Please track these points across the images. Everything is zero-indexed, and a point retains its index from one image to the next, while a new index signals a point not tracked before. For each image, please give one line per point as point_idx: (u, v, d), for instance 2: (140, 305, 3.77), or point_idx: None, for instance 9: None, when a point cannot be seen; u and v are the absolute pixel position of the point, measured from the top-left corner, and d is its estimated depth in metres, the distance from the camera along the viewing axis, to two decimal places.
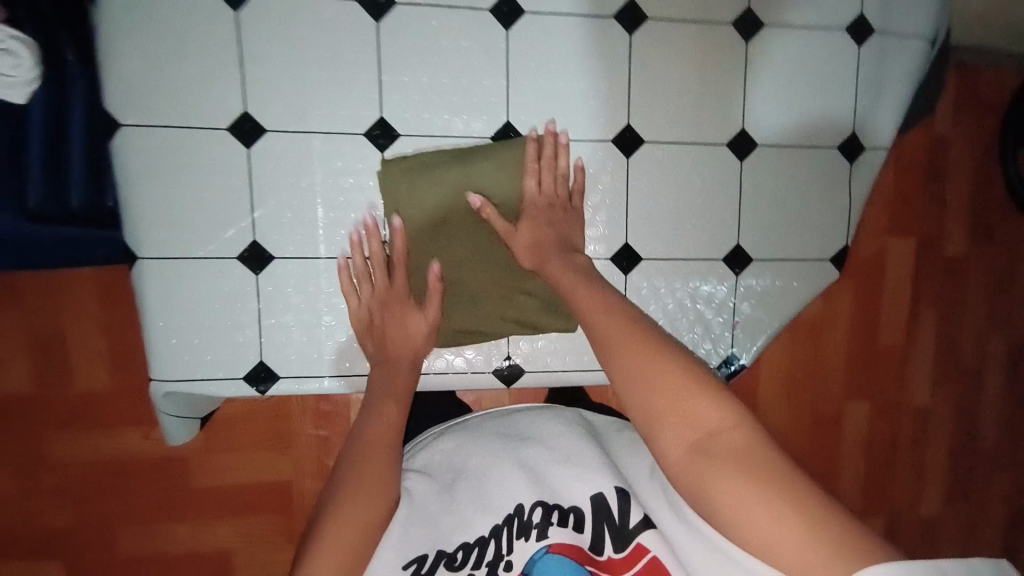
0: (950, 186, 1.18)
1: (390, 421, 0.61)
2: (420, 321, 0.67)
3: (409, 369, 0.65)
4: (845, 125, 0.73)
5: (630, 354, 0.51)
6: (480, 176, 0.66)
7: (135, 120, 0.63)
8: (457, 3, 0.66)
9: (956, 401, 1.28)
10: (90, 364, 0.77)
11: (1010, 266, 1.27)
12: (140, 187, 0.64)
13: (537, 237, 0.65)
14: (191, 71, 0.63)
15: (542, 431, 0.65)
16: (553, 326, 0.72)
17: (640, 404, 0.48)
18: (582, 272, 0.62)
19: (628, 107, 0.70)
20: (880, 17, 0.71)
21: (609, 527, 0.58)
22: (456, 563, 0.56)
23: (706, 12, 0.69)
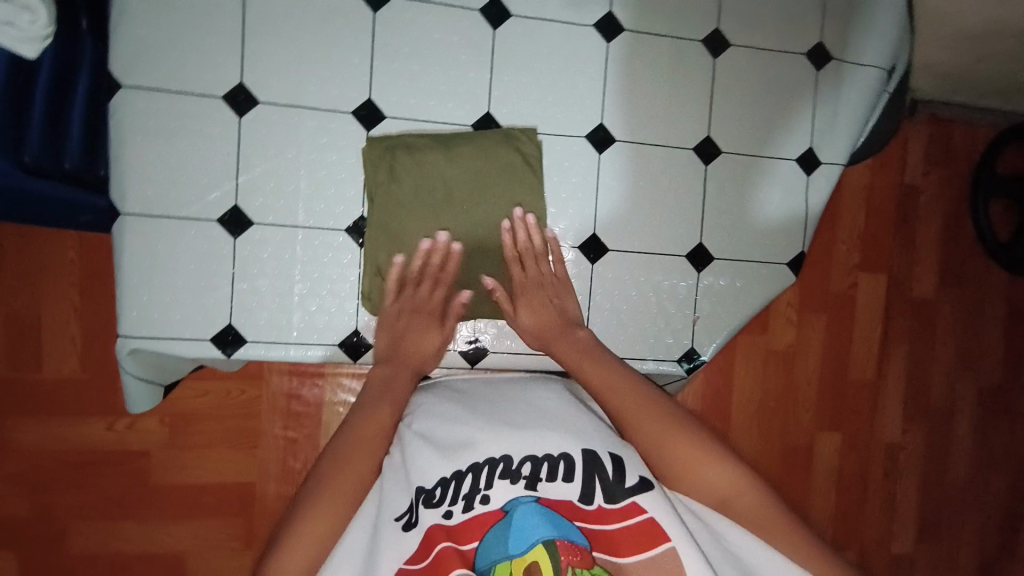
0: (919, 223, 1.24)
1: (381, 419, 0.65)
2: (436, 337, 0.70)
3: (411, 377, 0.69)
4: (802, 140, 0.78)
5: (654, 429, 0.63)
6: (463, 162, 0.71)
7: (136, 83, 0.67)
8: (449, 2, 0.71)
9: (925, 438, 1.30)
10: (62, 348, 0.86)
11: (980, 307, 1.31)
12: (131, 146, 0.67)
13: (541, 319, 0.69)
14: (193, 41, 0.67)
15: (535, 398, 0.68)
16: None
17: (670, 470, 0.63)
18: (590, 350, 0.68)
19: (603, 109, 0.75)
20: (837, 47, 0.78)
21: (600, 480, 0.60)
22: (434, 500, 0.59)
23: (681, 30, 0.75)
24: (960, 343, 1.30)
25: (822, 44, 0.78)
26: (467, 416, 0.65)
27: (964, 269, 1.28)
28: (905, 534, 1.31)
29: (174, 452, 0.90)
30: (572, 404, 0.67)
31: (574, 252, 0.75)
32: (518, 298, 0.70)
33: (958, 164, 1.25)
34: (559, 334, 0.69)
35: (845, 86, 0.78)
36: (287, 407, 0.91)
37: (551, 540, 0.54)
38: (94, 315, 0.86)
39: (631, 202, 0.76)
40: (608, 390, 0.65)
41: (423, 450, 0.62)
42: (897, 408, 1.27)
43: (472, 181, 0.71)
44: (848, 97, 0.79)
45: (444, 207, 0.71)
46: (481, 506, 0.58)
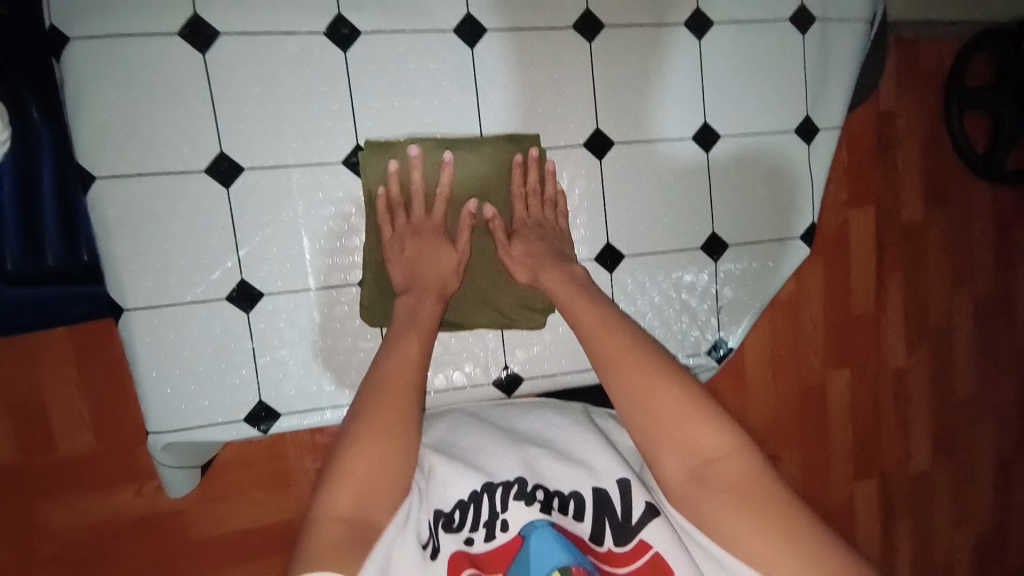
0: (902, 152, 1.25)
1: (411, 356, 0.60)
2: (452, 255, 0.66)
3: (435, 300, 0.64)
4: (797, 110, 0.77)
5: (631, 378, 0.57)
6: (463, 168, 0.68)
7: (110, 172, 0.63)
8: (422, 28, 0.68)
9: (932, 358, 1.35)
10: (73, 428, 0.78)
11: (970, 223, 1.34)
12: (120, 238, 0.64)
13: (529, 248, 0.68)
14: (164, 116, 0.64)
15: (543, 426, 0.69)
16: (527, 321, 0.74)
17: (642, 426, 0.57)
18: (576, 280, 0.66)
19: (596, 113, 0.72)
20: (819, 7, 0.76)
21: (609, 520, 0.60)
22: (454, 524, 0.60)
23: (661, 18, 0.72)
24: (954, 262, 1.33)
25: (803, 8, 0.76)
26: (483, 443, 0.65)
27: (951, 191, 1.30)
28: (925, 452, 1.37)
29: (207, 505, 0.83)
30: (587, 431, 0.68)
31: (591, 264, 0.74)
32: (513, 235, 0.69)
33: (935, 85, 1.25)
34: (551, 260, 0.67)
35: (831, 46, 0.77)
36: (315, 442, 0.83)
37: (566, 566, 0.53)
38: (101, 388, 0.78)
39: (639, 202, 0.75)
40: (593, 327, 0.61)
41: (443, 471, 0.62)
42: (902, 337, 1.31)
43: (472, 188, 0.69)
44: (836, 58, 0.77)
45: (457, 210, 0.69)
46: (501, 535, 0.59)
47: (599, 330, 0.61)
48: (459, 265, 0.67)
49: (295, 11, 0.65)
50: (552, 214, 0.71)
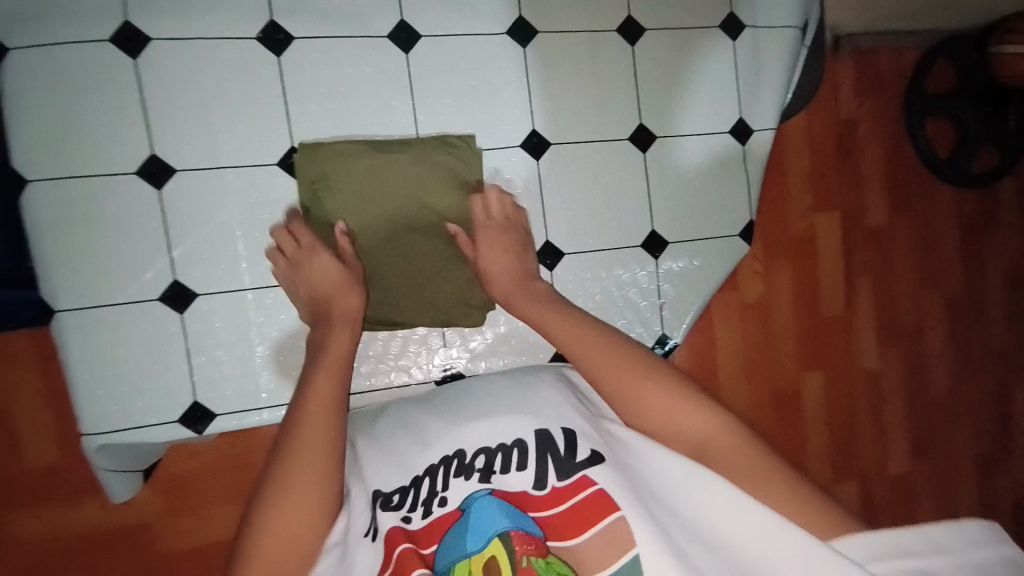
0: (866, 158, 1.26)
1: (327, 384, 0.58)
2: (340, 270, 0.64)
3: (346, 327, 0.62)
4: (731, 111, 0.79)
5: (615, 374, 0.58)
6: (391, 166, 0.68)
7: (44, 175, 0.63)
8: (355, 33, 0.69)
9: (904, 361, 1.36)
10: (36, 440, 0.74)
11: (936, 226, 1.36)
12: (52, 241, 0.64)
13: (495, 257, 0.67)
14: (96, 119, 0.64)
15: (484, 384, 0.62)
16: (467, 317, 0.74)
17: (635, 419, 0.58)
18: (543, 296, 0.66)
19: (532, 115, 0.74)
20: (749, 13, 0.78)
21: (552, 459, 0.53)
22: (392, 503, 0.53)
23: (593, 23, 0.74)
24: (921, 265, 1.34)
25: (733, 12, 0.78)
26: (423, 416, 0.59)
27: (914, 194, 1.32)
28: (901, 455, 1.37)
29: (168, 521, 0.79)
30: (532, 379, 0.61)
31: None
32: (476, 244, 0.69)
33: (892, 91, 1.27)
34: (501, 254, 0.68)
35: (763, 50, 0.79)
36: None
37: (507, 531, 0.48)
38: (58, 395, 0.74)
39: (577, 201, 0.76)
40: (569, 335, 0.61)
41: (375, 457, 0.57)
42: (874, 339, 1.31)
43: (408, 193, 0.69)
44: (767, 61, 0.79)
45: (391, 209, 0.69)
46: (438, 510, 0.52)
47: (570, 331, 0.62)
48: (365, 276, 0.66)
49: (227, 17, 0.66)
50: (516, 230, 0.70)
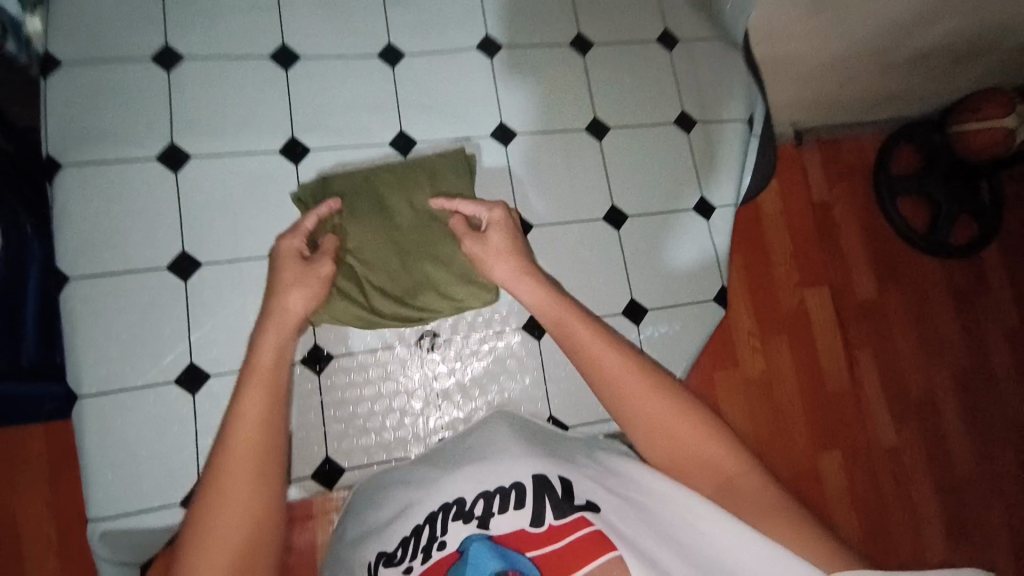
0: (843, 237, 1.36)
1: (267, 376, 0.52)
2: (303, 270, 0.62)
3: (286, 336, 0.56)
4: (692, 192, 0.89)
5: (635, 396, 0.55)
6: (380, 175, 0.77)
7: (83, 273, 0.72)
8: (361, 143, 0.81)
9: (921, 433, 1.34)
10: (37, 541, 0.75)
11: (924, 294, 1.41)
12: (84, 330, 0.71)
13: (506, 241, 0.67)
14: (136, 223, 0.74)
15: (490, 437, 0.65)
16: (480, 301, 0.76)
17: (654, 444, 0.56)
18: (527, 271, 0.65)
19: (515, 202, 0.83)
20: (698, 111, 0.91)
21: (551, 499, 0.52)
22: (395, 560, 0.53)
23: (564, 125, 0.87)
24: (916, 332, 1.38)
25: (685, 111, 0.91)
26: (427, 475, 0.62)
27: (897, 264, 1.39)
28: (936, 535, 1.30)
29: None
30: (533, 436, 0.64)
31: (519, 333, 0.81)
32: (487, 230, 0.68)
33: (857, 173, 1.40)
34: (502, 257, 0.66)
35: (714, 140, 0.91)
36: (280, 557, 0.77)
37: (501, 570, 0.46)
38: (67, 488, 0.76)
39: (560, 275, 0.82)
40: (582, 342, 0.58)
41: (380, 516, 0.60)
42: (883, 407, 1.32)
43: (405, 194, 0.76)
44: (720, 150, 0.91)
45: (383, 207, 0.76)
46: (437, 553, 0.51)
47: (590, 336, 0.57)
48: (325, 278, 0.63)
49: (255, 136, 0.78)
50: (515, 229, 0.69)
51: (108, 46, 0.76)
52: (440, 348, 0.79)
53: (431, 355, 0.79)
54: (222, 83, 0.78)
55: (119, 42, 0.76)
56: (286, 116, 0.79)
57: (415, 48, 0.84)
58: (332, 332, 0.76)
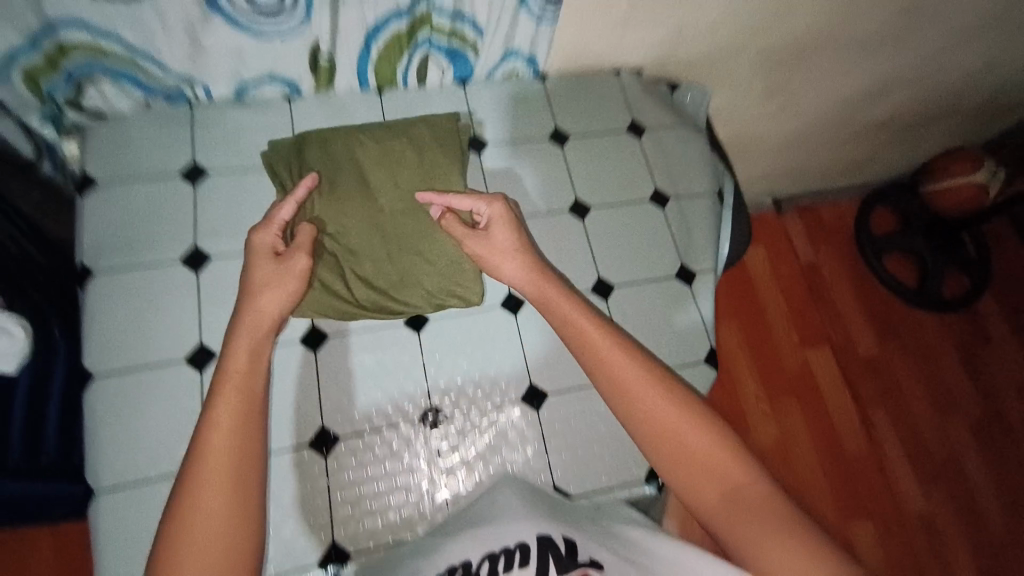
0: None
1: (245, 375, 0.61)
2: (288, 265, 0.72)
3: (265, 337, 0.66)
4: (673, 260, 0.95)
5: (639, 393, 0.59)
6: (359, 150, 0.86)
7: (109, 369, 0.76)
8: None
9: None
10: None
11: None
12: (104, 425, 0.74)
13: (508, 233, 0.77)
14: (158, 321, 0.79)
15: (500, 506, 0.66)
16: (457, 300, 0.85)
17: (658, 443, 0.57)
18: (532, 265, 0.74)
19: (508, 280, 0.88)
20: (670, 188, 0.99)
21: (554, 557, 0.53)
22: None
23: (549, 208, 0.94)
24: None
25: (659, 188, 0.99)
26: (439, 547, 0.62)
27: None
28: None
29: None
30: (544, 502, 0.66)
31: (519, 405, 0.82)
32: (485, 228, 0.78)
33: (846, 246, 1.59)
34: (511, 257, 0.76)
35: (687, 213, 0.99)
36: None
37: None
38: None
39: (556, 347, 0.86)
40: (591, 342, 0.64)
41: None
42: None
43: (392, 182, 0.87)
44: (693, 222, 0.98)
45: (357, 187, 0.85)
46: None
47: (597, 335, 0.64)
48: (301, 274, 0.72)
49: None
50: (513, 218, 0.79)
51: (142, 165, 0.83)
52: (444, 424, 0.80)
53: (435, 431, 0.79)
54: (235, 191, 0.85)
55: (152, 163, 0.84)
56: None
57: (413, 135, 0.89)
58: (339, 414, 0.78)
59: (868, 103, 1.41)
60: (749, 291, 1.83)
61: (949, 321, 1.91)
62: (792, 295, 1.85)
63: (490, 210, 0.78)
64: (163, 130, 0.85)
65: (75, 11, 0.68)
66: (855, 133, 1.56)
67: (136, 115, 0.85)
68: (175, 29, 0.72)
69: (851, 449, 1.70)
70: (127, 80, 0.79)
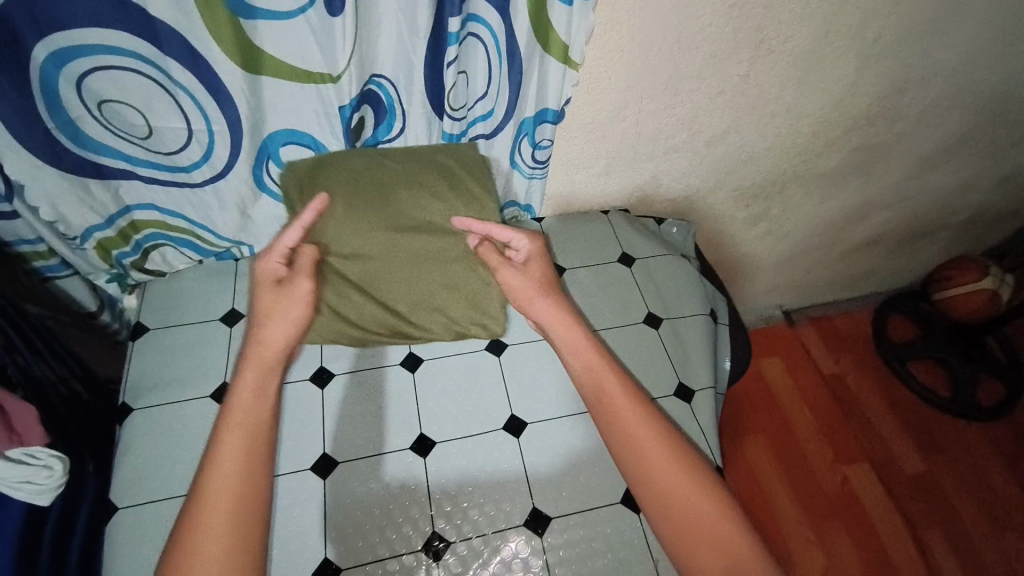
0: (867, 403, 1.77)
1: (251, 406, 0.68)
2: (294, 290, 0.77)
3: (277, 368, 0.73)
4: (671, 379, 0.98)
5: (656, 464, 0.69)
6: (379, 169, 0.86)
7: (131, 500, 0.78)
8: (374, 363, 0.93)
9: None
10: None
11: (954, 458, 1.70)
12: (119, 559, 0.74)
13: (542, 274, 0.86)
14: (179, 450, 0.82)
15: None
16: (474, 330, 0.93)
17: (669, 512, 0.67)
18: (563, 308, 0.83)
19: (510, 401, 0.91)
20: (663, 310, 1.06)
21: None
22: None
23: None
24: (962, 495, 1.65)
25: (651, 310, 1.06)
26: None
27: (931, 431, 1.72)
28: None
29: None
30: None
31: (523, 531, 0.80)
32: (521, 266, 0.86)
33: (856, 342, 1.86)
34: (541, 292, 0.84)
35: (680, 333, 1.04)
36: None
37: None
38: None
39: (559, 467, 0.86)
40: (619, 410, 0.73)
41: None
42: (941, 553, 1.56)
43: (414, 203, 0.88)
44: (687, 341, 1.04)
45: (371, 207, 0.86)
46: None
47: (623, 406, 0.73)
48: (301, 298, 0.77)
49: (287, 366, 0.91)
50: (547, 260, 0.88)
51: (188, 314, 0.94)
52: (447, 556, 0.77)
53: (437, 562, 0.77)
54: None
55: (199, 305, 0.95)
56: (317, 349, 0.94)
57: None
58: (342, 545, 0.77)
59: (852, 223, 1.51)
60: (772, 405, 1.80)
61: (990, 430, 1.81)
62: (817, 408, 1.80)
63: (528, 244, 0.88)
64: (211, 283, 0.97)
65: (149, 199, 0.85)
66: (844, 251, 1.64)
67: (191, 271, 0.98)
68: (228, 205, 0.88)
69: None
70: (185, 245, 0.94)
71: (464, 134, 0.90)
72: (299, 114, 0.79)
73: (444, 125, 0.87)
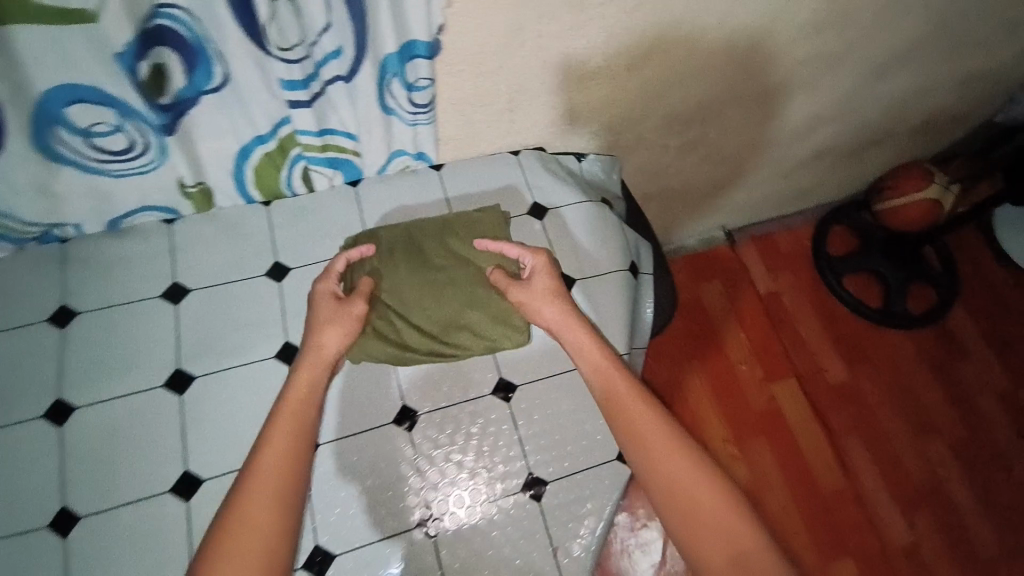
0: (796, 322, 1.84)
1: (296, 414, 0.68)
2: (344, 316, 0.77)
3: (321, 376, 0.73)
4: None
5: (655, 445, 0.69)
6: (425, 229, 0.89)
7: None
8: (240, 361, 0.82)
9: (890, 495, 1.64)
10: None
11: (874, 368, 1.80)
12: None
13: (546, 283, 0.82)
14: (18, 484, 0.74)
15: None
16: (509, 340, 0.85)
17: (670, 493, 0.67)
18: (567, 312, 0.80)
19: (400, 392, 0.82)
20: (577, 269, 0.95)
21: None
22: None
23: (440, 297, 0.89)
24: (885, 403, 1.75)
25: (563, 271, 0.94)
26: None
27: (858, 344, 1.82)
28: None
29: None
30: None
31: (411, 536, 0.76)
32: (529, 278, 0.83)
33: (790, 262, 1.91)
34: (549, 298, 0.81)
35: (595, 294, 0.94)
36: None
37: None
38: None
39: (453, 461, 0.80)
40: (614, 398, 0.73)
41: None
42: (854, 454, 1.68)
43: (442, 243, 0.89)
44: (604, 303, 0.93)
45: (413, 255, 0.87)
46: None
47: (624, 392, 0.73)
48: (357, 316, 0.78)
49: (136, 374, 0.80)
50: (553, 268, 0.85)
51: (10, 313, 0.82)
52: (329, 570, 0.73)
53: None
54: (102, 326, 0.82)
55: (24, 306, 0.82)
56: (172, 349, 0.82)
57: (299, 259, 0.88)
58: None
59: (795, 140, 1.38)
60: (707, 329, 1.80)
61: (918, 340, 1.85)
62: (750, 329, 1.80)
63: (531, 260, 0.84)
64: (33, 273, 0.84)
65: None
66: (787, 170, 1.54)
67: (8, 261, 0.85)
68: (24, 189, 0.76)
69: (826, 483, 1.63)
70: None
71: (315, 77, 0.71)
72: (73, 62, 0.62)
73: (279, 70, 0.68)
